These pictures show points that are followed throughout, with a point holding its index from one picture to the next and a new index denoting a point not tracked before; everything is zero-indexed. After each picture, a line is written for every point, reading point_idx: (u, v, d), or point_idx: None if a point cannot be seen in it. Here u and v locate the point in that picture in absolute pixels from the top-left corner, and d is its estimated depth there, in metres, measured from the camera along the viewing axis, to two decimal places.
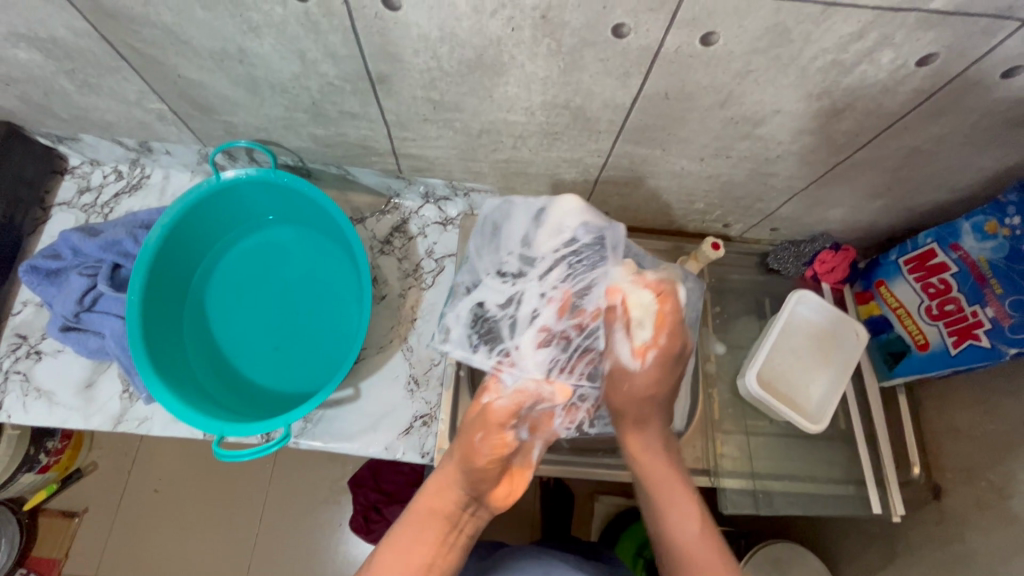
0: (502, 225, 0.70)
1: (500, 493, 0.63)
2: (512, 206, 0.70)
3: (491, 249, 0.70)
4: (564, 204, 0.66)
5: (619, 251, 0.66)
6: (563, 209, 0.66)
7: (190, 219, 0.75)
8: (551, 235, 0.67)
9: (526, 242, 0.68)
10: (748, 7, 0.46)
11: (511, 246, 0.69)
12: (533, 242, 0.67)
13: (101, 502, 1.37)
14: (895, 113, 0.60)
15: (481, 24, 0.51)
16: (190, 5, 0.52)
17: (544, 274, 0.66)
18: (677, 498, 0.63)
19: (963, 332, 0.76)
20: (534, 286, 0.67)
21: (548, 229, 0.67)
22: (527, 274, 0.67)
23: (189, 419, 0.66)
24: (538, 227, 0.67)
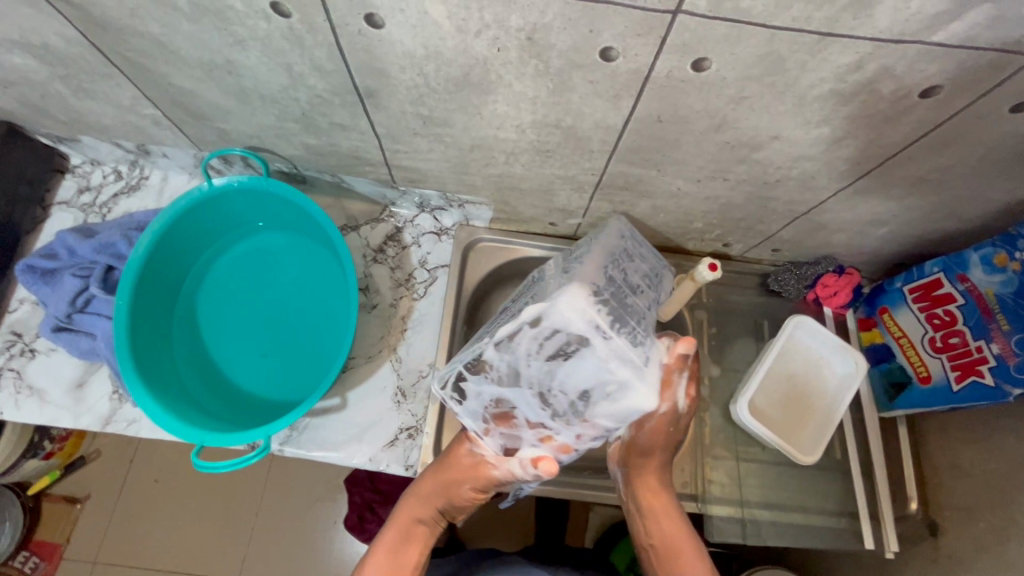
0: (566, 358, 0.53)
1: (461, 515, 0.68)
2: (593, 351, 0.52)
3: (629, 391, 0.52)
4: (639, 401, 0.53)
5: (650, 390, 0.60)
6: (647, 397, 0.53)
7: (180, 224, 0.75)
8: (615, 412, 0.54)
9: (585, 394, 0.54)
10: (739, 34, 0.45)
11: (564, 391, 0.55)
12: (595, 403, 0.54)
13: (102, 491, 1.39)
14: (898, 143, 0.57)
15: (467, 44, 0.50)
16: (176, 17, 0.52)
17: (588, 430, 0.57)
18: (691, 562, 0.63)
19: (966, 367, 0.73)
20: (568, 437, 0.58)
21: (615, 405, 0.54)
22: (569, 414, 0.56)
23: (169, 426, 0.67)
24: (608, 396, 0.54)
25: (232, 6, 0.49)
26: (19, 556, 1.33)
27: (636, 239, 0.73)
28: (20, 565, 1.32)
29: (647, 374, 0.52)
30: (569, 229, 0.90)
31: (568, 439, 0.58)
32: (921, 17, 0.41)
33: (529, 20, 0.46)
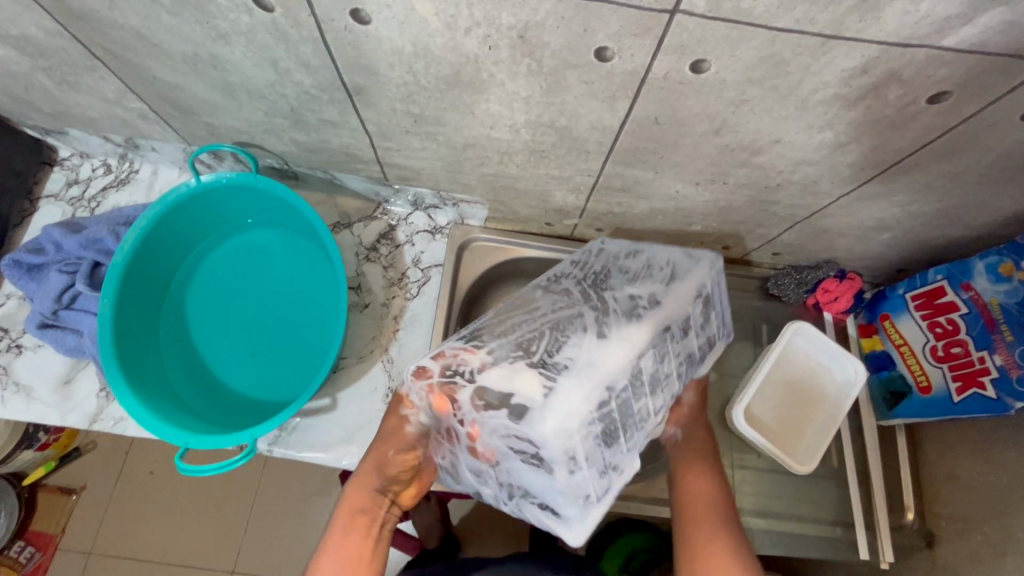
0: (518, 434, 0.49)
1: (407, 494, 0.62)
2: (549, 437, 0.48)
3: (554, 497, 0.49)
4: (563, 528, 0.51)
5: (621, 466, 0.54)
6: (578, 533, 0.51)
7: (168, 222, 0.74)
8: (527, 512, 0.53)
9: (523, 489, 0.52)
10: (740, 35, 0.43)
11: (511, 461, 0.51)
12: (528, 489, 0.51)
13: (98, 482, 1.39)
14: (903, 148, 0.55)
15: (456, 41, 0.48)
16: (157, 10, 0.50)
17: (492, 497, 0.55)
18: (715, 536, 0.55)
19: (968, 378, 0.71)
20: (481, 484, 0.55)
21: (538, 511, 0.52)
22: (503, 488, 0.53)
23: (155, 428, 0.66)
24: (534, 501, 0.52)
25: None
26: (15, 546, 1.32)
27: (707, 274, 0.61)
28: (17, 555, 1.31)
29: (575, 516, 0.50)
30: (566, 229, 0.88)
31: (481, 489, 0.56)
32: (932, 20, 0.39)
33: (520, 18, 0.44)
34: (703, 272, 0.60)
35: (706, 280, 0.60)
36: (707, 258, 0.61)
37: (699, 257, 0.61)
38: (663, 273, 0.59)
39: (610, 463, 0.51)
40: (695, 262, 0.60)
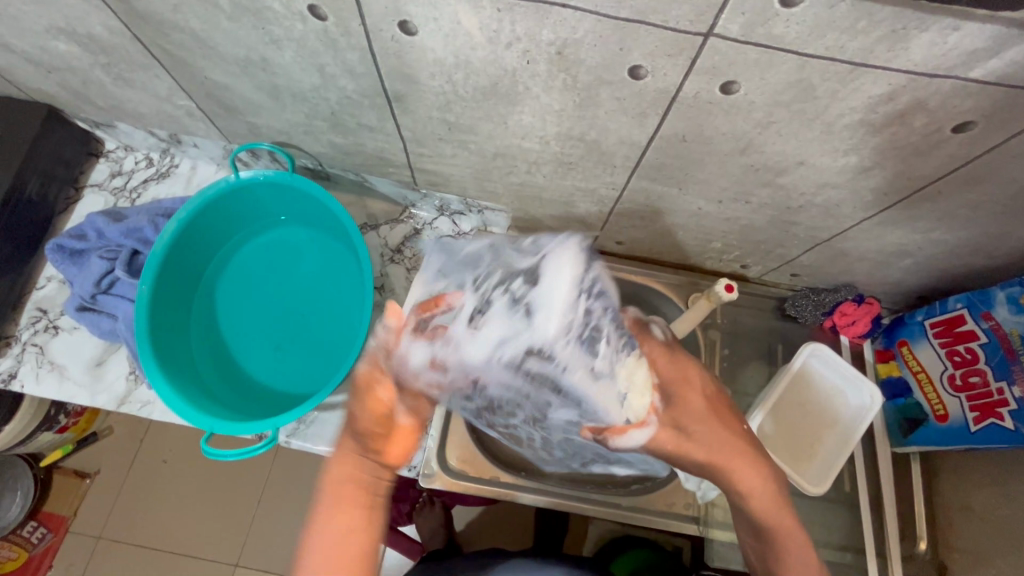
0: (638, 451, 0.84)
1: (392, 452, 0.56)
2: None
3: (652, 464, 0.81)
4: None
5: None
6: None
7: (206, 214, 0.77)
8: None
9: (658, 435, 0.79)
10: (770, 60, 0.44)
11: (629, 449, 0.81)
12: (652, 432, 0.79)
13: (114, 467, 1.42)
14: (927, 176, 0.56)
15: (497, 55, 0.50)
16: (216, 14, 0.53)
17: None
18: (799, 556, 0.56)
19: (986, 408, 0.71)
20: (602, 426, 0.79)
21: None
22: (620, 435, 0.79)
23: (183, 412, 0.68)
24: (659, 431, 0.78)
25: (270, 7, 0.50)
26: (27, 526, 1.35)
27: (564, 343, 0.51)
28: (28, 535, 1.34)
29: None
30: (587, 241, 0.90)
31: None
32: (959, 53, 0.41)
33: (560, 35, 0.47)
34: (570, 348, 0.51)
35: (567, 334, 0.50)
36: (554, 343, 0.51)
37: (561, 353, 0.51)
38: (555, 392, 0.54)
39: None
40: (568, 356, 0.51)
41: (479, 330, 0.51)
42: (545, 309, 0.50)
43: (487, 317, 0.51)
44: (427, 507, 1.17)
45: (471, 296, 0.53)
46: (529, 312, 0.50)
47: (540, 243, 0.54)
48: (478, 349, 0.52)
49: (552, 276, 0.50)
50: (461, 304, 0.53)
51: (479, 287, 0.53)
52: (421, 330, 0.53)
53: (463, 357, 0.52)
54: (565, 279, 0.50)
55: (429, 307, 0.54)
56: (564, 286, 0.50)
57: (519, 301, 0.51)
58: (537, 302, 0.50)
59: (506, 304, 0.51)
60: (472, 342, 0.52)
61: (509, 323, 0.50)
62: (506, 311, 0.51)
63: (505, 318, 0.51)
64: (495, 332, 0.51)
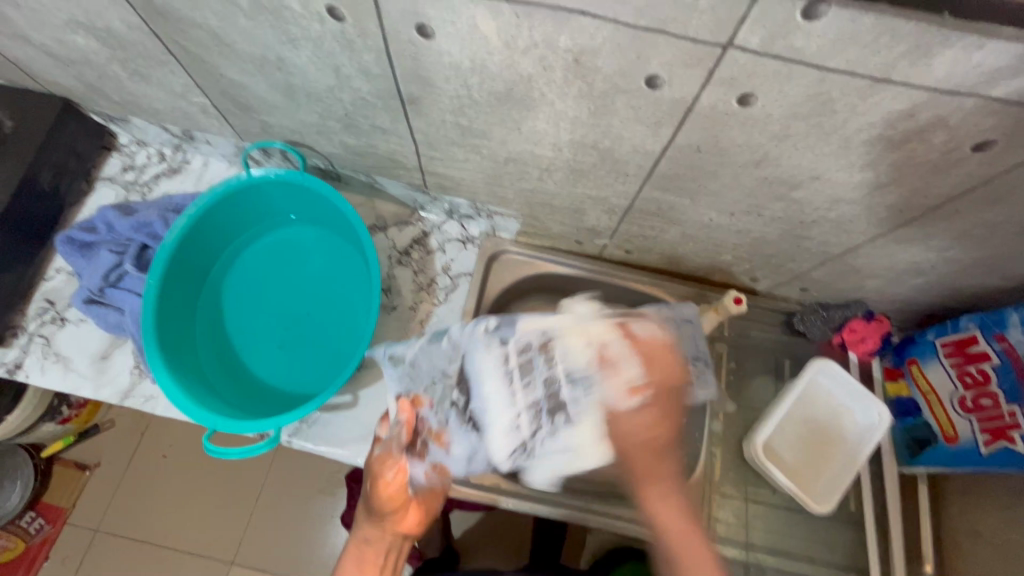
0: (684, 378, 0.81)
1: (409, 522, 0.63)
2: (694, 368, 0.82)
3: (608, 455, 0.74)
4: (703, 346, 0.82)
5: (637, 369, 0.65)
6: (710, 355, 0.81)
7: (215, 211, 0.77)
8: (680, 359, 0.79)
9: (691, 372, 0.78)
10: (789, 72, 0.44)
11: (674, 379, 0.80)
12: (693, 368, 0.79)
13: (114, 459, 1.42)
14: (943, 194, 0.56)
15: (513, 60, 0.50)
16: (235, 13, 0.53)
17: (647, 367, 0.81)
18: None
19: (997, 431, 0.70)
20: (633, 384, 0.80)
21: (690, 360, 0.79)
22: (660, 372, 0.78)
23: (186, 409, 0.68)
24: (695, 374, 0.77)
25: (289, 7, 0.51)
26: (26, 517, 1.33)
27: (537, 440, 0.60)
28: (26, 526, 1.32)
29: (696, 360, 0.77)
30: (595, 249, 0.90)
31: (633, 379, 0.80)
32: (982, 71, 0.40)
33: (578, 42, 0.46)
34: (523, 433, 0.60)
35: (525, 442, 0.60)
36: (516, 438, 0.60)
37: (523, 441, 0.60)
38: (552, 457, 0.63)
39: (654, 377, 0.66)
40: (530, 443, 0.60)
41: (448, 449, 0.64)
42: (491, 422, 0.61)
43: (449, 432, 0.64)
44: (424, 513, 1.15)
45: (427, 411, 0.66)
46: (480, 423, 0.62)
47: (459, 341, 0.65)
48: (461, 464, 0.65)
49: (476, 367, 0.62)
50: (426, 419, 0.66)
51: (433, 401, 0.66)
52: (414, 455, 0.64)
53: (451, 470, 0.65)
54: (488, 364, 0.62)
55: (398, 431, 0.64)
56: (491, 375, 0.61)
57: (466, 412, 0.63)
58: (479, 407, 0.62)
59: (458, 418, 0.63)
60: (449, 457, 0.65)
61: (469, 440, 0.63)
62: (463, 428, 0.63)
63: (464, 434, 0.63)
64: (462, 450, 0.64)
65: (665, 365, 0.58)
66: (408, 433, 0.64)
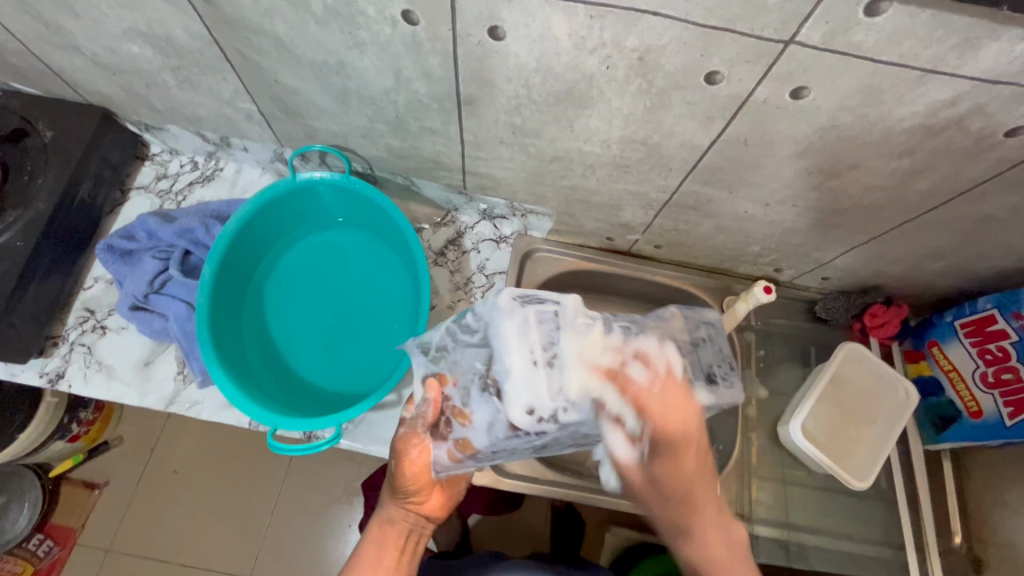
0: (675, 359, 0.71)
1: (429, 504, 0.69)
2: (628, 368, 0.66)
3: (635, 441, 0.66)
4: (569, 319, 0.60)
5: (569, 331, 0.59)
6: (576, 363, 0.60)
7: (263, 214, 0.78)
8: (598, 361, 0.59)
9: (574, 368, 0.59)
10: (845, 66, 0.48)
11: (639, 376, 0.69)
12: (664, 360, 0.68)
13: (127, 476, 1.39)
14: (972, 179, 0.60)
15: (579, 60, 0.53)
16: (306, 19, 0.55)
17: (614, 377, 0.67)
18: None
19: (1020, 403, 0.74)
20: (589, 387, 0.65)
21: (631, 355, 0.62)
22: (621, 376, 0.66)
23: (245, 407, 0.68)
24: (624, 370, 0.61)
25: (363, 12, 0.53)
26: (33, 539, 1.29)
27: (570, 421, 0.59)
28: (34, 548, 1.29)
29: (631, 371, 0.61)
30: (625, 245, 0.93)
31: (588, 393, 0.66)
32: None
33: (644, 42, 0.49)
34: (549, 390, 0.55)
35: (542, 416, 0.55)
36: (546, 400, 0.55)
37: (556, 399, 0.55)
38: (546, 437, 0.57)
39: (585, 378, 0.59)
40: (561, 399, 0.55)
41: (471, 423, 0.60)
42: (513, 394, 0.55)
43: (471, 408, 0.60)
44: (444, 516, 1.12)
45: (452, 388, 0.62)
46: (503, 385, 0.56)
47: (481, 313, 0.60)
48: (484, 436, 0.59)
49: (500, 336, 0.57)
50: (449, 398, 0.62)
51: (458, 378, 0.61)
52: (437, 436, 0.64)
53: (474, 444, 0.61)
54: (512, 331, 0.56)
55: (425, 408, 0.63)
56: (515, 351, 0.55)
57: (488, 378, 0.58)
58: (502, 372, 0.56)
59: (481, 386, 0.59)
60: (473, 431, 0.60)
61: (491, 407, 0.58)
62: (485, 395, 0.58)
63: (485, 402, 0.58)
64: (481, 419, 0.59)
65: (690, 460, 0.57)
66: (434, 411, 0.63)
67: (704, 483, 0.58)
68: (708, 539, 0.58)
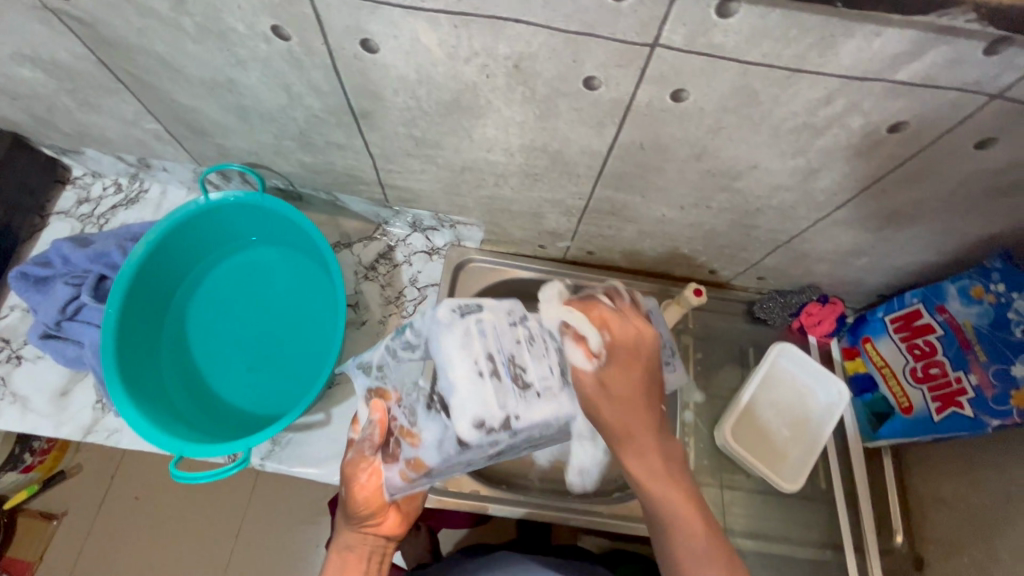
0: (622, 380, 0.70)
1: (389, 524, 0.61)
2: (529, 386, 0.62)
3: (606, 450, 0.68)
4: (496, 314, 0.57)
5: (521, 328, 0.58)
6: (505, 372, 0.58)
7: (175, 237, 0.76)
8: (545, 360, 0.57)
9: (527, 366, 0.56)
10: (714, 67, 0.47)
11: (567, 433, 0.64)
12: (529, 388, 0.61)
13: (81, 506, 1.25)
14: (870, 175, 0.59)
15: (457, 70, 0.52)
16: (181, 37, 0.54)
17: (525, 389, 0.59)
18: None
19: (946, 398, 0.73)
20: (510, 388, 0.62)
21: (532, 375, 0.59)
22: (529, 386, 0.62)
23: (151, 437, 0.66)
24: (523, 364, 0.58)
25: (234, 29, 0.52)
26: None
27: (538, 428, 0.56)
28: None
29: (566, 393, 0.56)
30: (558, 252, 0.92)
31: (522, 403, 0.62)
32: (883, 57, 0.44)
33: (515, 49, 0.49)
34: (496, 398, 0.52)
35: (490, 428, 0.52)
36: (494, 409, 0.52)
37: (503, 409, 0.53)
38: (500, 441, 0.54)
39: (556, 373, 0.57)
40: (511, 408, 0.53)
41: (421, 442, 0.57)
42: (460, 397, 0.52)
43: (419, 427, 0.57)
44: (410, 532, 1.06)
45: (396, 407, 0.61)
46: (449, 400, 0.53)
47: (420, 328, 0.58)
48: (435, 454, 0.56)
49: (440, 349, 0.54)
50: (397, 418, 0.60)
51: (402, 397, 0.61)
52: (386, 457, 0.59)
53: (427, 465, 0.57)
54: (453, 344, 0.54)
55: (370, 431, 0.59)
56: (456, 357, 0.53)
57: (436, 396, 0.55)
58: (447, 386, 0.53)
59: (427, 406, 0.57)
60: (422, 452, 0.57)
61: (439, 424, 0.56)
62: (432, 414, 0.56)
63: (433, 420, 0.57)
64: (430, 435, 0.57)
65: (630, 381, 0.51)
66: (381, 433, 0.59)
67: (650, 391, 0.52)
68: (653, 460, 0.51)
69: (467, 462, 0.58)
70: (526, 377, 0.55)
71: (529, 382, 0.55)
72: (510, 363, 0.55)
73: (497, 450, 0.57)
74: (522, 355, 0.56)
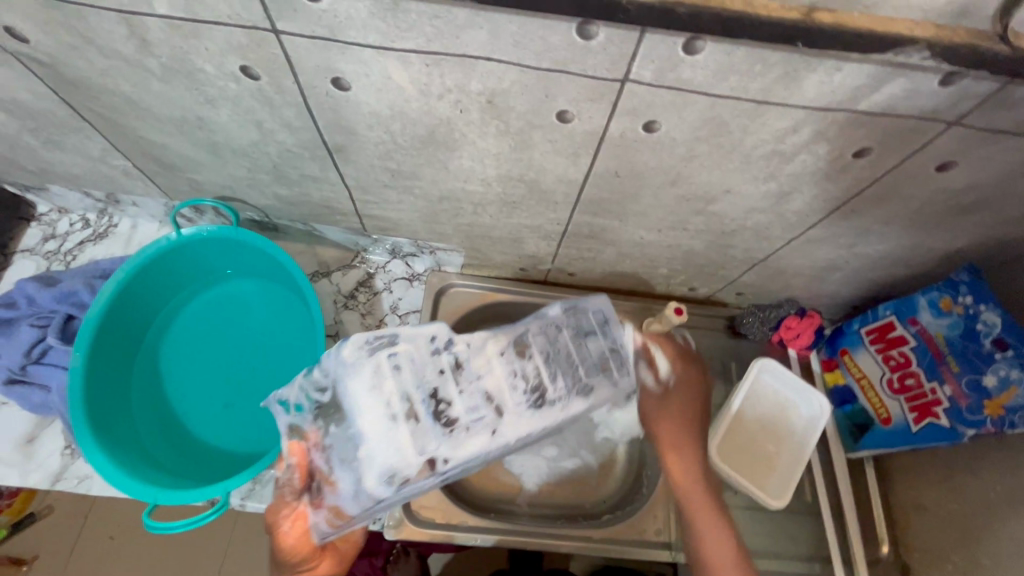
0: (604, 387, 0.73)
1: (323, 567, 0.61)
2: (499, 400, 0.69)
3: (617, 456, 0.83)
4: (411, 347, 0.54)
5: (439, 358, 0.55)
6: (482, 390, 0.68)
7: (145, 274, 0.74)
8: (471, 390, 0.55)
9: (452, 397, 0.54)
10: (683, 101, 0.48)
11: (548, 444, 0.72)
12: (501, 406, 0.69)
13: (53, 551, 1.19)
14: (839, 197, 0.61)
15: (430, 106, 0.52)
16: (147, 77, 0.53)
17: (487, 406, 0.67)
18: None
19: (923, 408, 0.74)
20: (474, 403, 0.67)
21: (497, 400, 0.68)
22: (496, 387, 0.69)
23: (127, 487, 0.64)
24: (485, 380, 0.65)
25: (202, 69, 0.51)
26: None
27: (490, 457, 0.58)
28: None
29: (517, 412, 0.56)
30: (539, 274, 0.92)
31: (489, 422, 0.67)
32: (845, 90, 0.45)
33: (487, 86, 0.49)
34: (413, 445, 0.51)
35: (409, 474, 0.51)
36: (412, 456, 0.51)
37: (425, 455, 0.51)
38: (430, 476, 0.52)
39: (489, 396, 0.55)
40: (433, 451, 0.51)
41: (338, 489, 0.52)
42: (375, 447, 0.50)
43: (334, 474, 0.52)
44: (399, 559, 1.02)
45: (315, 450, 0.53)
46: (359, 447, 0.51)
47: (325, 366, 0.53)
48: (354, 505, 0.52)
49: (348, 393, 0.51)
50: (315, 461, 0.54)
51: (320, 439, 0.53)
52: (311, 500, 0.55)
53: (349, 512, 0.53)
54: (361, 386, 0.51)
55: (290, 475, 0.55)
56: (367, 403, 0.51)
57: (344, 443, 0.52)
58: (357, 433, 0.51)
59: (340, 452, 0.52)
60: (343, 499, 0.53)
61: (350, 474, 0.51)
62: (345, 462, 0.51)
63: (346, 468, 0.51)
64: (345, 485, 0.52)
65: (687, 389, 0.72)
66: (301, 477, 0.55)
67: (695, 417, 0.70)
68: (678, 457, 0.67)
69: (397, 500, 0.56)
70: (451, 412, 0.53)
71: (451, 417, 0.53)
72: (431, 400, 0.53)
73: (434, 483, 0.56)
74: (442, 387, 0.54)
